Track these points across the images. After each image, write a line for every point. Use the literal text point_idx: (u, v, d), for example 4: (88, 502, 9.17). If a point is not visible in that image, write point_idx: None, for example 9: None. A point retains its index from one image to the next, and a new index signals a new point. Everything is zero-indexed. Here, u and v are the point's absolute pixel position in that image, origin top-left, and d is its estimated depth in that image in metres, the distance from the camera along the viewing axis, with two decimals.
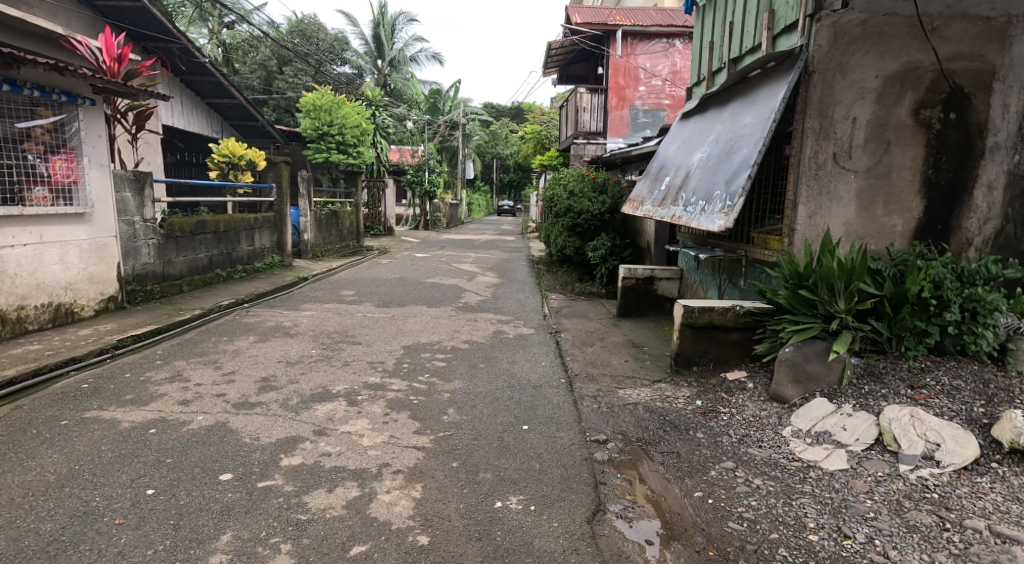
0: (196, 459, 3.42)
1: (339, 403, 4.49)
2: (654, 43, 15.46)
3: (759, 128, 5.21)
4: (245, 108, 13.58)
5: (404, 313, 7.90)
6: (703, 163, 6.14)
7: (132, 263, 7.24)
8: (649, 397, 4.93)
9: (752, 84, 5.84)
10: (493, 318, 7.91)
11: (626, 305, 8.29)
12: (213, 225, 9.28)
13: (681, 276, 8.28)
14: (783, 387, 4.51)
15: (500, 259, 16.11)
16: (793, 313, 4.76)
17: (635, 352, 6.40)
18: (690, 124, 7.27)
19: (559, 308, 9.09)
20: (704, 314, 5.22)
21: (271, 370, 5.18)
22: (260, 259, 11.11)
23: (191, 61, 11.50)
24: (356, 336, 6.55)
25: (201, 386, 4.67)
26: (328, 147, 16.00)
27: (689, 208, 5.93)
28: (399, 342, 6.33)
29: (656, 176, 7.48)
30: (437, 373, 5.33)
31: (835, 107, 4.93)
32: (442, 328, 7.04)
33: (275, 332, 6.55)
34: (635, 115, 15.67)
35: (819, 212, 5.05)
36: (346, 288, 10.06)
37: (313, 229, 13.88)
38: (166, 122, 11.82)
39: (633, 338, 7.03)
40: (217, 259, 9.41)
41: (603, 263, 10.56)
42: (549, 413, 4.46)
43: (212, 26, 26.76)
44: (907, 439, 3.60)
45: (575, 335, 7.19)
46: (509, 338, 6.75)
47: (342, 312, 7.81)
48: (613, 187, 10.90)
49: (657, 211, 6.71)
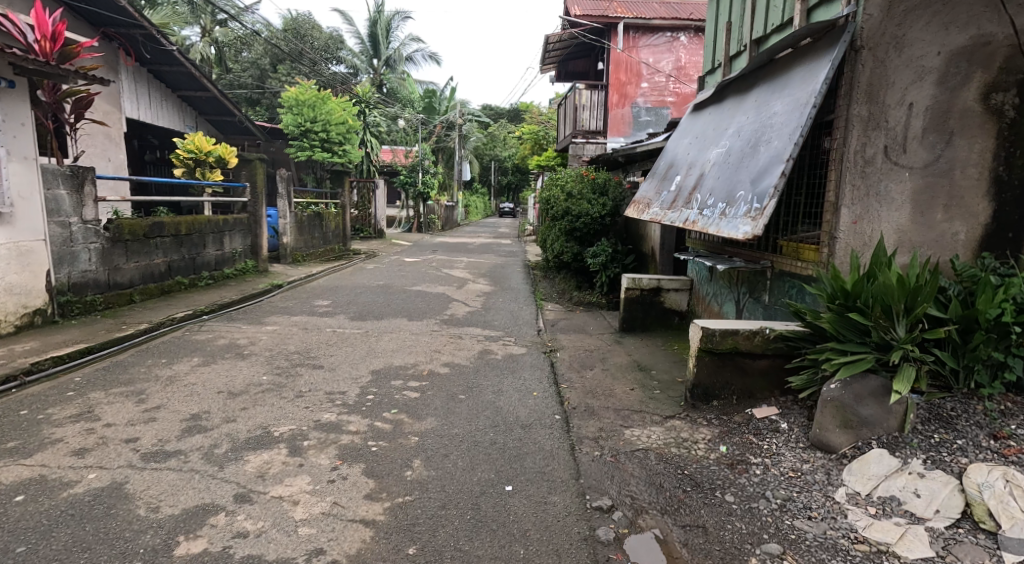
0: (58, 548, 2.59)
1: (278, 452, 3.61)
2: (657, 36, 14.60)
3: (792, 117, 4.37)
4: (220, 101, 12.72)
5: (380, 328, 7.03)
6: (721, 160, 5.31)
7: (67, 270, 6.44)
8: (662, 441, 4.06)
9: (781, 67, 5.00)
10: (480, 333, 7.05)
11: (630, 319, 7.45)
12: (172, 228, 8.43)
13: (691, 287, 7.42)
14: (830, 434, 3.64)
15: (494, 264, 15.24)
16: (838, 340, 3.85)
17: (641, 379, 5.53)
18: (704, 117, 6.43)
19: (555, 320, 8.24)
20: (727, 338, 4.39)
21: (206, 403, 4.32)
22: (231, 264, 10.24)
23: (157, 49, 10.61)
24: (319, 357, 5.68)
25: (109, 428, 3.82)
26: (312, 145, 15.11)
27: (706, 211, 5.10)
28: (369, 366, 5.46)
29: (664, 175, 6.64)
30: (407, 407, 4.47)
31: (887, 90, 4.06)
32: (420, 347, 6.17)
33: (226, 352, 5.68)
34: (637, 113, 14.83)
35: (866, 216, 4.18)
36: (322, 297, 9.20)
37: (293, 232, 13.00)
38: (132, 114, 10.96)
39: (639, 360, 6.18)
40: (177, 265, 8.54)
41: (603, 270, 9.68)
42: (536, 465, 3.60)
43: (204, 23, 25.88)
44: (1010, 516, 2.76)
45: (572, 356, 6.33)
46: (496, 360, 5.89)
47: (310, 327, 6.94)
48: (615, 189, 10.06)
49: (666, 215, 5.87)
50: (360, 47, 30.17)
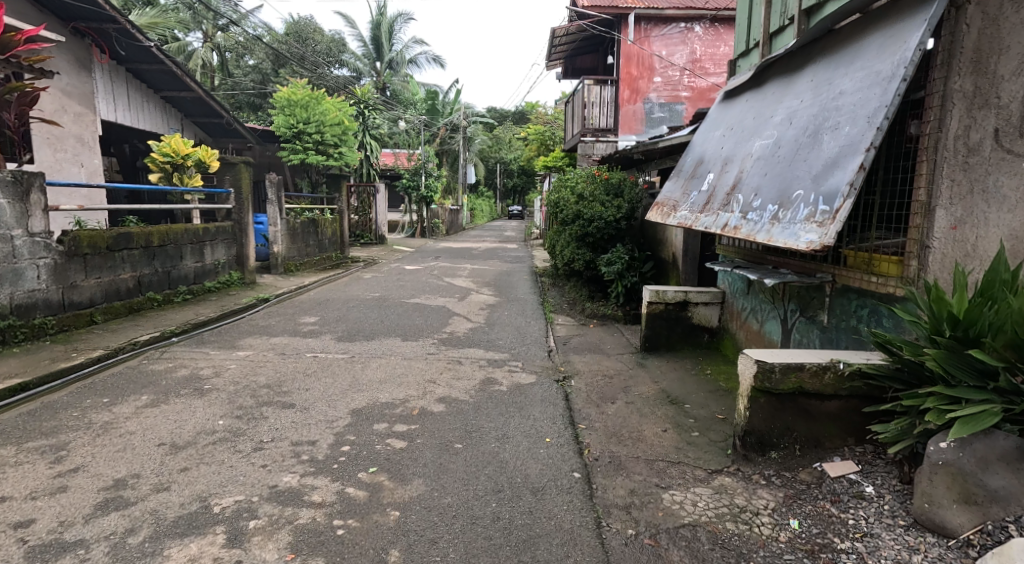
0: None
1: (212, 540, 2.74)
2: (670, 27, 13.71)
3: (870, 96, 3.50)
4: (206, 102, 11.92)
5: (369, 352, 6.15)
6: (767, 153, 4.44)
7: (8, 291, 5.61)
8: (713, 513, 3.20)
9: (846, 38, 4.13)
10: (483, 356, 6.17)
11: (653, 337, 6.56)
12: (142, 239, 7.58)
13: (722, 300, 6.52)
14: (943, 511, 2.76)
15: (499, 271, 14.33)
16: (948, 382, 2.97)
17: (674, 416, 4.64)
18: (739, 106, 5.54)
19: (568, 338, 7.35)
20: (789, 376, 3.52)
21: (138, 462, 3.44)
22: (214, 277, 9.42)
23: (132, 45, 9.75)
24: (292, 392, 4.81)
25: (4, 502, 2.98)
26: (305, 148, 14.30)
27: (751, 215, 4.21)
28: (349, 405, 4.58)
29: (691, 173, 5.75)
30: (390, 465, 3.59)
31: (1001, 58, 3.16)
32: (412, 377, 5.29)
33: (183, 387, 4.81)
34: (650, 109, 13.92)
35: (969, 219, 3.30)
36: (309, 313, 8.36)
37: (285, 240, 12.16)
38: (108, 117, 10.15)
39: (668, 390, 5.29)
40: (148, 280, 7.70)
41: (619, 280, 8.79)
42: (552, 557, 2.75)
43: (205, 29, 25.12)
44: None
45: (590, 385, 5.43)
46: (502, 393, 5.00)
47: (288, 353, 6.07)
48: (630, 190, 9.18)
49: (698, 219, 4.97)
50: (364, 51, 29.48)
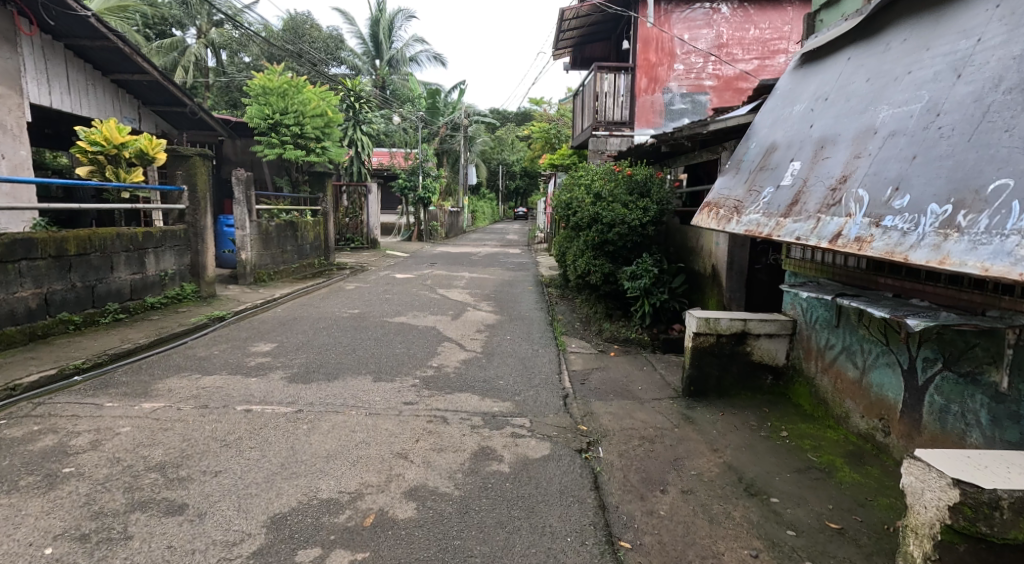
0: None
1: None
2: (694, 8, 12.18)
3: None
4: (164, 87, 10.41)
5: (324, 402, 4.57)
6: (909, 123, 2.89)
7: None
8: None
9: None
10: (477, 407, 4.61)
11: (699, 379, 5.00)
12: (51, 246, 6.10)
13: (794, 332, 4.90)
14: None
15: (500, 281, 12.76)
16: None
17: (761, 524, 3.07)
18: (831, 68, 4.00)
19: (586, 376, 5.78)
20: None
21: None
22: (160, 290, 7.90)
23: (65, 15, 8.19)
24: (192, 481, 3.25)
25: None
26: (282, 141, 12.76)
27: (898, 220, 2.59)
28: (269, 508, 3.00)
29: (759, 164, 4.16)
30: None
31: None
32: (374, 450, 3.71)
33: (29, 472, 3.27)
34: (670, 100, 12.33)
35: None
36: (267, 338, 6.81)
37: (256, 246, 10.62)
38: (39, 101, 8.64)
39: (737, 468, 3.71)
40: (60, 298, 6.22)
41: (645, 297, 7.22)
42: None
43: (200, 24, 23.71)
44: None
45: (624, 458, 3.87)
46: (501, 477, 3.45)
47: (213, 404, 4.48)
48: (658, 188, 7.63)
49: (780, 228, 3.33)
50: (363, 48, 28.06)
